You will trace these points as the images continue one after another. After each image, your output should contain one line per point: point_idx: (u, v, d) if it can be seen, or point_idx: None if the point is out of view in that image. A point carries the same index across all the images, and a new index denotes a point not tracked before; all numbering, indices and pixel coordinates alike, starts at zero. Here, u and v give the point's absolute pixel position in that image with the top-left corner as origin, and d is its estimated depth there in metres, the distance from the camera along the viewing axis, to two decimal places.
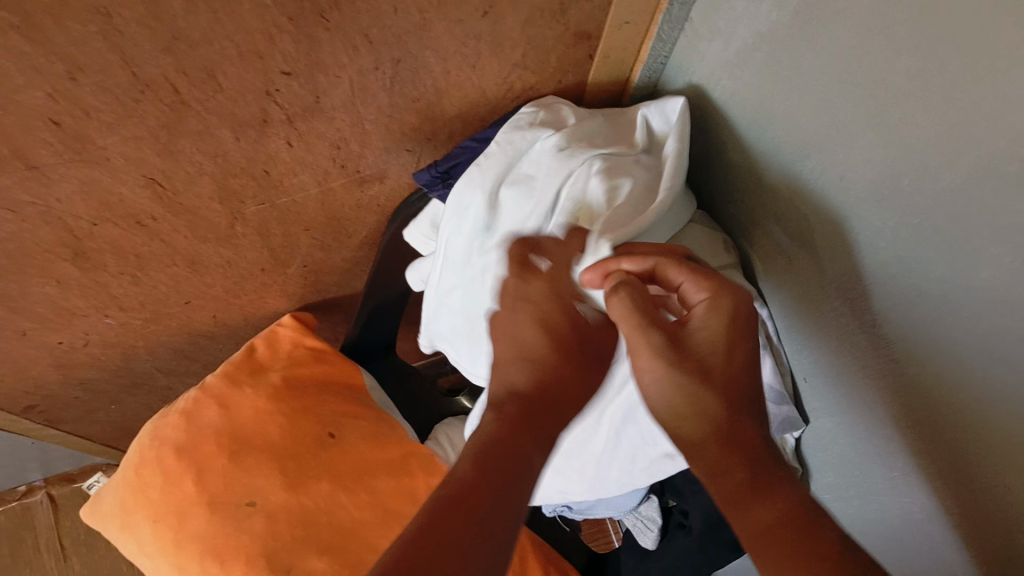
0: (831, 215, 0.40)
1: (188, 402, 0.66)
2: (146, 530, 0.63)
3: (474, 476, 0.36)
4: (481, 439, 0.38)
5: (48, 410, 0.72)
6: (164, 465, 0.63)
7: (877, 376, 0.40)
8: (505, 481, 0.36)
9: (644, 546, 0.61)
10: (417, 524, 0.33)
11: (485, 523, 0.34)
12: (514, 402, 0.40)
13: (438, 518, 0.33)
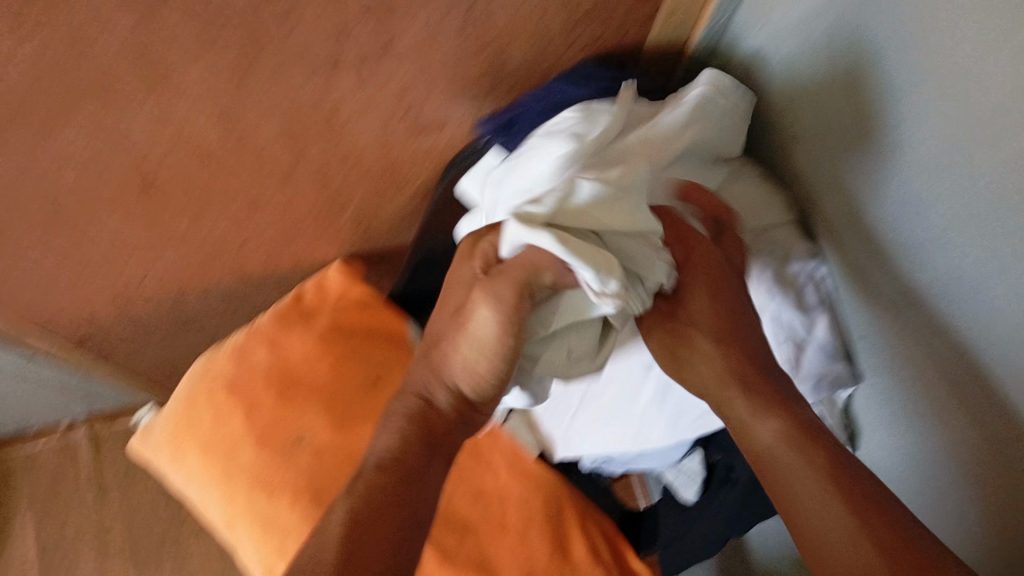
0: (910, 172, 0.39)
1: (241, 339, 0.68)
2: (196, 462, 0.65)
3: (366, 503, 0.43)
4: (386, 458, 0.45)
5: (101, 344, 0.74)
6: (218, 400, 0.66)
7: (941, 337, 0.40)
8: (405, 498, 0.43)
9: (685, 500, 0.62)
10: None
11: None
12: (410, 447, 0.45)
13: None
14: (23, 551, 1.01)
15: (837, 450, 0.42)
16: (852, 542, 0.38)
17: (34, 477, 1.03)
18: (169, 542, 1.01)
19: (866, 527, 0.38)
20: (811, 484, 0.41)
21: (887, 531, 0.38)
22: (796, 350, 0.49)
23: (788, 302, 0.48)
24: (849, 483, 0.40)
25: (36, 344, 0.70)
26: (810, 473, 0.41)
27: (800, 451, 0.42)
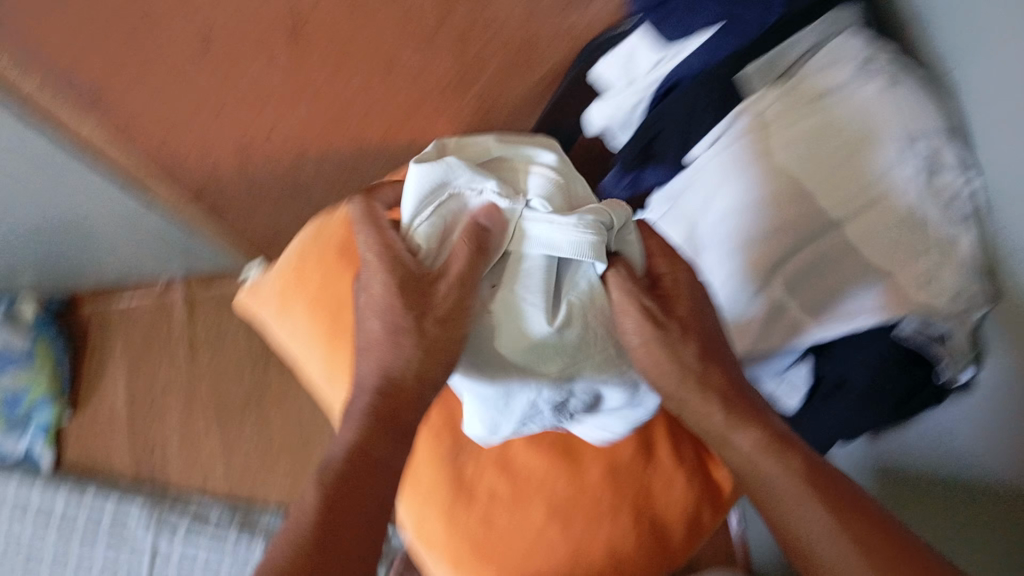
0: None
1: (353, 208, 0.68)
2: (302, 318, 0.68)
3: (310, 525, 0.44)
4: (331, 475, 0.45)
5: (217, 201, 0.76)
6: (329, 261, 0.67)
7: None
8: (348, 522, 0.44)
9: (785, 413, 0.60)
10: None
11: None
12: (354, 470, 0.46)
13: None
14: (117, 397, 1.12)
15: (808, 458, 0.45)
16: (832, 535, 0.42)
17: (130, 328, 1.14)
18: (250, 404, 1.10)
19: (842, 519, 0.42)
20: (791, 492, 0.44)
21: (861, 529, 0.42)
22: (936, 261, 0.47)
23: (937, 211, 0.47)
24: (827, 487, 0.44)
25: (155, 195, 0.74)
26: (789, 481, 0.44)
27: (774, 462, 0.45)
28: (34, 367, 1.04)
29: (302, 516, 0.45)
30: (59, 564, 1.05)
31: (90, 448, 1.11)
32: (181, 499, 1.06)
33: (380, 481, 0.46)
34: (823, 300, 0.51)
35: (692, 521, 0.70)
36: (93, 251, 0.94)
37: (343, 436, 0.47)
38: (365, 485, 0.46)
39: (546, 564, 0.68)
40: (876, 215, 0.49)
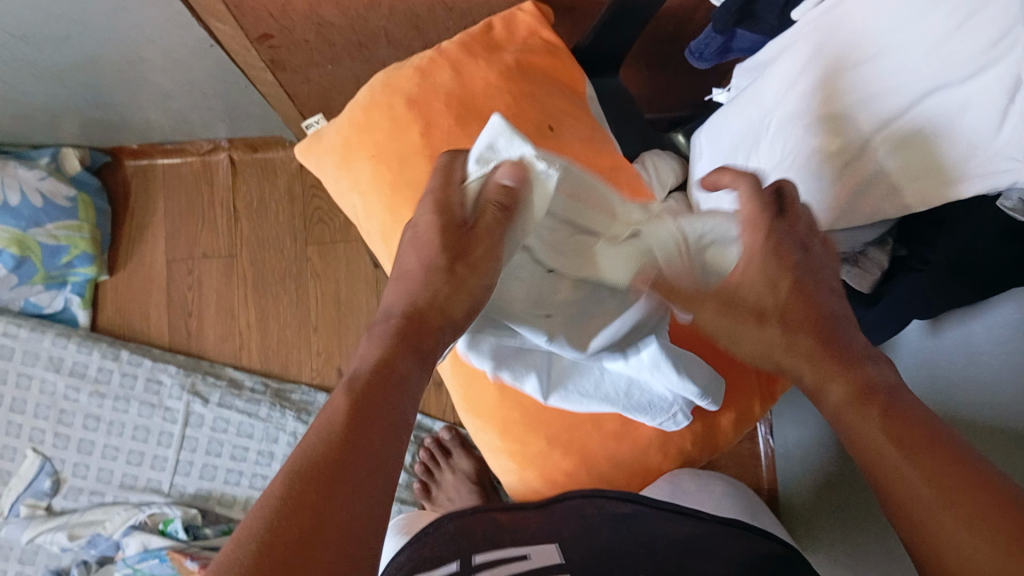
0: None
1: (422, 61, 0.67)
2: (365, 169, 0.66)
3: (345, 415, 0.38)
4: (360, 379, 0.40)
5: (279, 47, 0.76)
6: (396, 112, 0.65)
7: None
8: (378, 419, 0.38)
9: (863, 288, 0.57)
10: (270, 510, 0.33)
11: (346, 507, 0.34)
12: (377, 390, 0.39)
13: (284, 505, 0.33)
14: (156, 257, 1.14)
15: (891, 404, 0.38)
16: (909, 485, 0.35)
17: (174, 190, 1.16)
18: (288, 278, 1.12)
19: (922, 467, 0.35)
20: (869, 439, 0.38)
21: (970, 496, 0.33)
22: None
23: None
24: (911, 437, 0.37)
25: (218, 25, 0.73)
26: (867, 429, 0.38)
27: (855, 414, 0.39)
28: (77, 221, 1.05)
29: (329, 410, 0.38)
30: (91, 420, 1.07)
31: (127, 305, 1.13)
32: (213, 372, 1.09)
33: (404, 391, 0.41)
34: (918, 169, 0.48)
35: (743, 412, 0.68)
36: (144, 101, 0.94)
37: (366, 353, 0.42)
38: (385, 388, 0.40)
39: (590, 435, 0.67)
40: (987, 80, 0.43)
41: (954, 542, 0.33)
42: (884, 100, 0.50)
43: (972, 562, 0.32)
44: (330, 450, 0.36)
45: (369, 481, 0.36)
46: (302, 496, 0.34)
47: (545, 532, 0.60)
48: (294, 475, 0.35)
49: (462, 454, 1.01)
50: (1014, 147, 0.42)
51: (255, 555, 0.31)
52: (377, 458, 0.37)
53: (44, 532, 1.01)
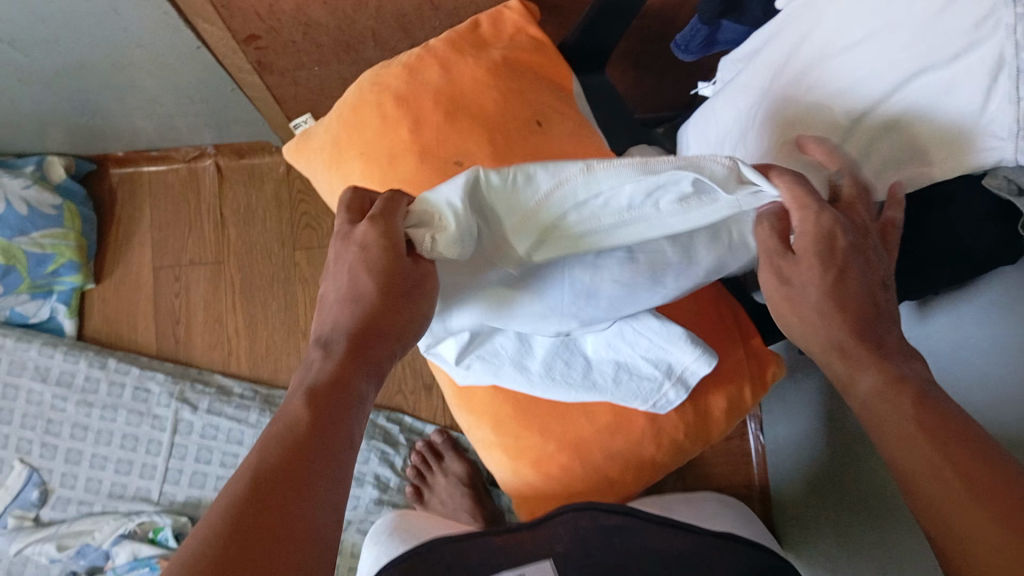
0: None
1: (410, 60, 0.67)
2: (356, 167, 0.67)
3: (306, 421, 0.41)
4: (317, 386, 0.42)
5: (265, 49, 0.76)
6: (386, 110, 0.65)
7: None
8: (333, 428, 0.42)
9: None
10: (233, 513, 0.37)
11: (308, 508, 0.38)
12: (325, 404, 0.42)
13: (248, 506, 0.37)
14: (143, 266, 1.14)
15: (924, 402, 0.40)
16: (940, 484, 0.37)
17: (159, 198, 1.16)
18: (276, 284, 1.12)
19: (957, 467, 0.37)
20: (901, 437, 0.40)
21: (984, 486, 0.36)
22: (1015, 82, 0.42)
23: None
24: (947, 436, 0.38)
25: (205, 27, 0.73)
26: (899, 427, 0.40)
27: (888, 406, 0.41)
28: (63, 229, 1.05)
29: (288, 414, 0.41)
30: (79, 429, 1.06)
31: (114, 313, 1.13)
32: (202, 378, 1.09)
33: (358, 401, 0.44)
34: (909, 150, 0.49)
35: (735, 403, 0.69)
36: (127, 108, 0.94)
37: (317, 367, 0.44)
38: (337, 398, 0.42)
39: (584, 429, 0.68)
40: (969, 61, 0.44)
41: (980, 537, 0.35)
42: (867, 86, 0.51)
43: (975, 546, 0.35)
44: (287, 458, 0.39)
45: (324, 482, 0.40)
46: (266, 495, 0.38)
47: (541, 553, 0.59)
48: (259, 470, 0.39)
49: (453, 457, 1.01)
50: (999, 126, 0.44)
51: (217, 556, 0.35)
52: (329, 466, 0.41)
53: (33, 544, 1.00)
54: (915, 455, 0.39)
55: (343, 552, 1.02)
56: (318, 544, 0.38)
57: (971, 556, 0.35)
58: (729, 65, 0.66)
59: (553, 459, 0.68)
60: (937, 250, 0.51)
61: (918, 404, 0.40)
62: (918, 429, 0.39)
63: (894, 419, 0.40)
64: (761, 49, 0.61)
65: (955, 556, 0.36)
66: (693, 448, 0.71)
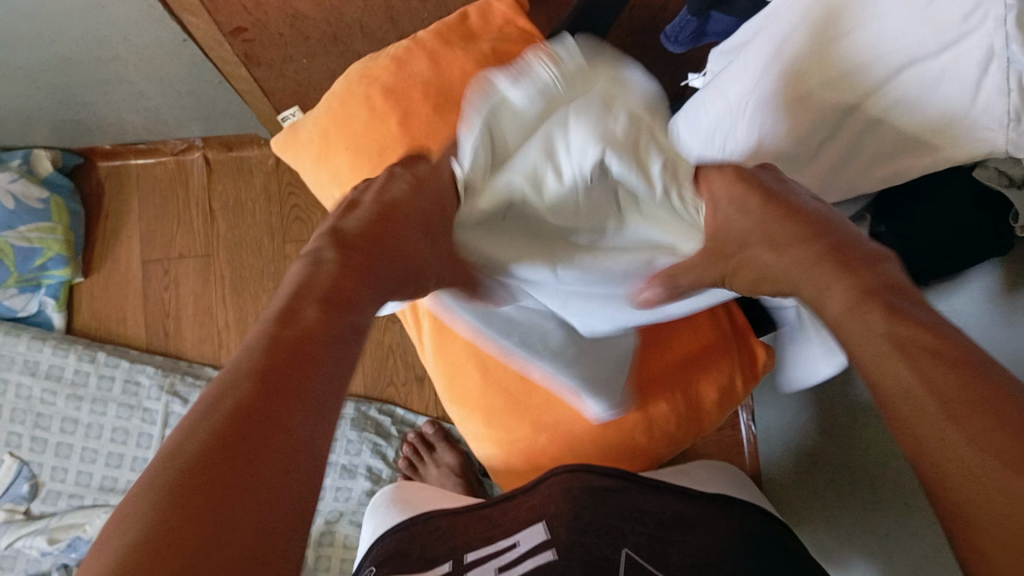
0: None
1: (399, 52, 0.67)
2: (344, 162, 0.66)
3: (303, 333, 0.37)
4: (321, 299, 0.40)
5: (252, 42, 0.76)
6: (375, 105, 0.65)
7: None
8: (335, 338, 0.38)
9: None
10: (211, 415, 0.31)
11: (308, 405, 0.34)
12: (316, 304, 0.39)
13: (243, 400, 0.32)
14: (131, 259, 1.14)
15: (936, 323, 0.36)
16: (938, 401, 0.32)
17: (146, 191, 1.15)
18: (265, 276, 1.12)
19: (941, 395, 0.32)
20: (898, 348, 0.35)
21: (980, 406, 0.30)
22: (1005, 73, 0.43)
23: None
24: (949, 351, 0.34)
25: (192, 20, 0.72)
26: (897, 342, 0.35)
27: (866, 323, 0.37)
28: (51, 223, 1.05)
29: (287, 322, 0.38)
30: (69, 423, 1.06)
31: (103, 307, 1.13)
32: (193, 371, 1.08)
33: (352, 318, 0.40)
34: (912, 137, 0.48)
35: (726, 391, 0.69)
36: (112, 101, 0.94)
37: (313, 267, 0.43)
38: (344, 313, 0.40)
39: (576, 422, 0.68)
40: (958, 51, 0.44)
41: (960, 463, 0.30)
42: (854, 81, 0.49)
43: (969, 488, 0.29)
44: (267, 365, 0.34)
45: (319, 383, 0.35)
46: (255, 394, 0.33)
47: (534, 514, 0.60)
48: (256, 363, 0.34)
49: (446, 448, 1.01)
50: (990, 117, 0.44)
51: (189, 448, 0.30)
52: (327, 371, 0.36)
53: (25, 537, 1.00)
54: (902, 370, 0.34)
55: (336, 544, 1.01)
56: (319, 444, 0.33)
57: (956, 488, 0.30)
58: (719, 55, 0.65)
59: (545, 452, 0.68)
60: (920, 244, 0.52)
61: (899, 307, 0.37)
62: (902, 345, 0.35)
63: (877, 328, 0.37)
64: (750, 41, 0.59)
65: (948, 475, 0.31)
66: (686, 438, 0.71)
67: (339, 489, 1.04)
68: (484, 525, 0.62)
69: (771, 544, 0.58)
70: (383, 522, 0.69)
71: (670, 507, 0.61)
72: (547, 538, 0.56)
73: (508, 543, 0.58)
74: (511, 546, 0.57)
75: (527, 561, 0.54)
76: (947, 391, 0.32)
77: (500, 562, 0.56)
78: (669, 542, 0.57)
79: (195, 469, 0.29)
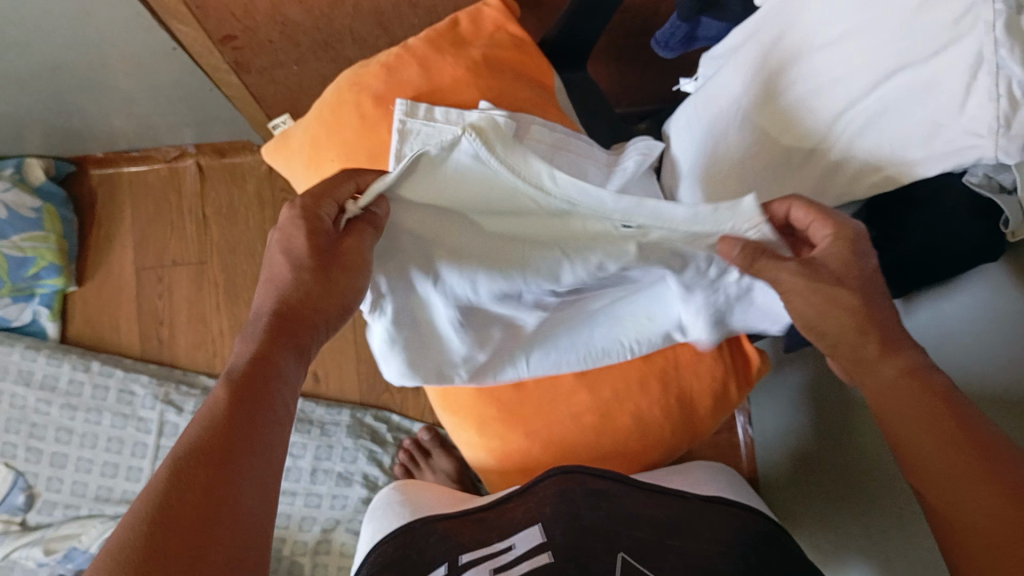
0: None
1: (390, 58, 0.67)
2: (335, 168, 0.66)
3: (226, 406, 0.44)
4: (237, 372, 0.45)
5: (241, 49, 0.75)
6: (365, 110, 0.65)
7: None
8: (256, 410, 0.44)
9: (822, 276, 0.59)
10: (155, 509, 0.39)
11: (239, 485, 0.41)
12: (253, 375, 0.45)
13: (178, 500, 0.39)
14: (125, 267, 1.14)
15: (948, 388, 0.44)
16: (958, 463, 0.42)
17: (140, 198, 1.15)
18: (259, 284, 1.12)
19: (959, 439, 0.43)
20: (926, 415, 0.44)
21: (1001, 466, 0.41)
22: (989, 81, 0.42)
23: (1017, 56, 0.41)
24: (960, 416, 0.43)
25: (181, 28, 0.72)
26: (923, 407, 0.44)
27: (910, 394, 0.45)
28: (43, 232, 1.04)
29: (211, 400, 0.44)
30: (63, 432, 1.05)
31: (96, 315, 1.13)
32: (187, 380, 1.08)
33: (279, 376, 0.47)
34: (893, 144, 0.48)
35: (720, 394, 0.69)
36: (104, 109, 0.93)
37: (243, 348, 0.47)
38: (296, 350, 0.48)
39: (569, 428, 0.67)
40: (950, 58, 0.44)
41: (969, 492, 0.41)
42: (850, 85, 0.50)
43: (987, 522, 0.40)
44: (210, 447, 0.42)
45: (253, 457, 0.43)
46: (194, 486, 0.40)
47: (530, 517, 0.60)
48: (189, 455, 0.41)
49: (441, 454, 1.01)
50: (977, 124, 0.43)
51: (155, 530, 0.38)
52: (260, 450, 0.44)
53: (21, 547, 0.99)
54: (908, 411, 0.45)
55: (332, 552, 1.01)
56: (252, 520, 0.42)
57: (974, 523, 0.41)
58: (710, 63, 0.65)
59: (538, 458, 0.68)
60: (912, 248, 0.51)
61: (925, 375, 0.45)
62: (941, 403, 0.44)
63: (929, 395, 0.44)
64: (739, 50, 0.60)
65: (958, 520, 0.42)
66: (681, 442, 0.71)
67: (335, 497, 1.04)
68: (480, 529, 0.61)
69: (767, 546, 0.58)
70: (380, 529, 0.68)
71: (666, 508, 0.61)
72: (542, 540, 0.56)
73: (505, 546, 0.57)
74: (507, 548, 0.57)
75: (523, 563, 0.54)
76: (973, 446, 0.42)
77: (495, 564, 0.55)
78: (666, 544, 0.57)
79: (155, 554, 0.37)
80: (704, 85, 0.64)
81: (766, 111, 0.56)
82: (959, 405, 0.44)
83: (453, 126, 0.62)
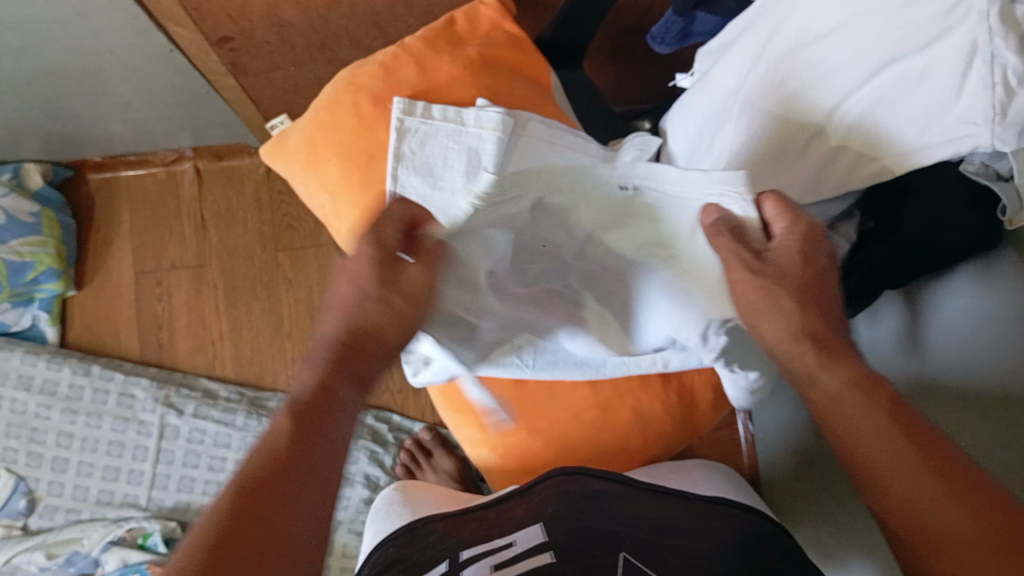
0: None
1: (387, 58, 0.67)
2: (332, 168, 0.67)
3: (286, 435, 0.45)
4: (297, 404, 0.46)
5: (238, 51, 0.76)
6: (362, 110, 0.66)
7: None
8: (312, 441, 0.45)
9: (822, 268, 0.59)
10: (204, 545, 0.40)
11: (288, 518, 0.42)
12: (313, 407, 0.46)
13: (225, 538, 0.40)
14: (124, 271, 1.14)
15: (897, 396, 0.44)
16: (907, 472, 0.41)
17: (138, 202, 1.15)
18: (258, 287, 1.12)
19: (907, 448, 0.41)
20: (873, 426, 0.43)
21: (952, 475, 0.40)
22: (984, 69, 0.42)
23: (1012, 45, 0.41)
24: (905, 419, 0.43)
25: (177, 30, 0.72)
26: (871, 417, 0.43)
27: (857, 406, 0.44)
28: (42, 236, 1.05)
29: (273, 430, 0.45)
30: (64, 437, 1.05)
31: (95, 320, 1.13)
32: (187, 383, 1.08)
33: (338, 405, 0.48)
34: (890, 134, 0.49)
35: (719, 388, 0.69)
36: (101, 113, 0.93)
37: (307, 375, 0.48)
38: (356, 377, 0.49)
39: (569, 423, 0.68)
40: (945, 46, 0.44)
41: (921, 500, 0.40)
42: (846, 75, 0.50)
43: (941, 530, 0.38)
44: (262, 482, 0.43)
45: (307, 488, 0.44)
46: (242, 521, 0.41)
47: (530, 516, 0.60)
48: (241, 491, 0.42)
49: (442, 454, 1.01)
50: (974, 113, 0.43)
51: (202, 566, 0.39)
52: (312, 482, 0.44)
53: (22, 552, 0.99)
54: (858, 423, 0.43)
55: (334, 554, 1.01)
56: (297, 553, 0.42)
57: (927, 531, 0.39)
58: (705, 57, 0.65)
59: (539, 455, 0.68)
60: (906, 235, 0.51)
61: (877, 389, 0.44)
62: (887, 416, 0.43)
63: (877, 405, 0.43)
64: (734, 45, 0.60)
65: (912, 532, 0.40)
66: (681, 438, 0.71)
67: None
68: (480, 526, 0.62)
69: (766, 544, 0.58)
70: (383, 528, 0.68)
71: (665, 507, 0.62)
72: (544, 539, 0.56)
73: (505, 542, 0.57)
74: (508, 544, 0.57)
75: (524, 561, 0.54)
76: (923, 454, 0.41)
77: (496, 560, 0.55)
78: (665, 541, 0.57)
79: None
80: (699, 80, 0.64)
81: (762, 103, 0.56)
82: (908, 416, 0.43)
83: (450, 124, 0.63)
